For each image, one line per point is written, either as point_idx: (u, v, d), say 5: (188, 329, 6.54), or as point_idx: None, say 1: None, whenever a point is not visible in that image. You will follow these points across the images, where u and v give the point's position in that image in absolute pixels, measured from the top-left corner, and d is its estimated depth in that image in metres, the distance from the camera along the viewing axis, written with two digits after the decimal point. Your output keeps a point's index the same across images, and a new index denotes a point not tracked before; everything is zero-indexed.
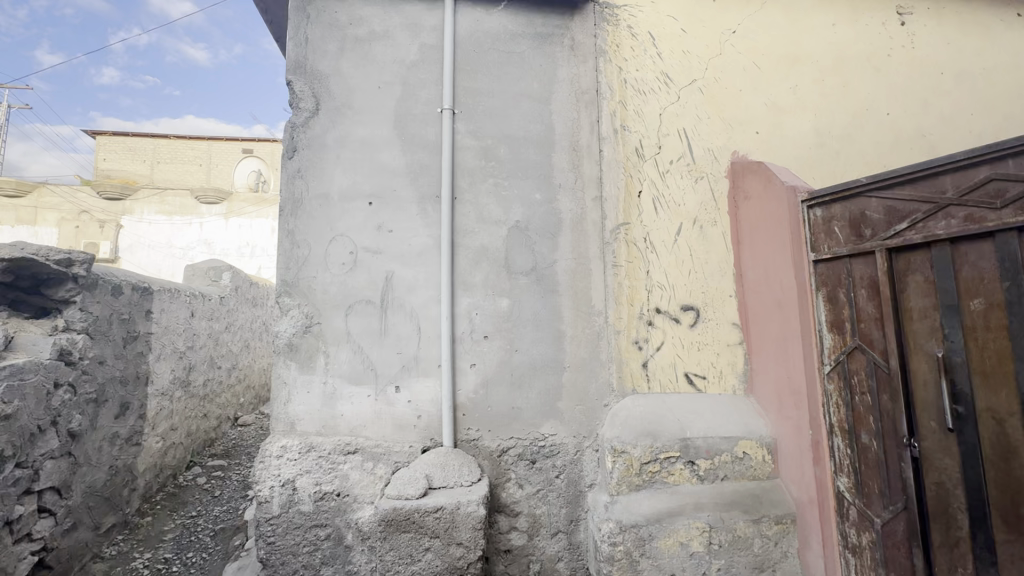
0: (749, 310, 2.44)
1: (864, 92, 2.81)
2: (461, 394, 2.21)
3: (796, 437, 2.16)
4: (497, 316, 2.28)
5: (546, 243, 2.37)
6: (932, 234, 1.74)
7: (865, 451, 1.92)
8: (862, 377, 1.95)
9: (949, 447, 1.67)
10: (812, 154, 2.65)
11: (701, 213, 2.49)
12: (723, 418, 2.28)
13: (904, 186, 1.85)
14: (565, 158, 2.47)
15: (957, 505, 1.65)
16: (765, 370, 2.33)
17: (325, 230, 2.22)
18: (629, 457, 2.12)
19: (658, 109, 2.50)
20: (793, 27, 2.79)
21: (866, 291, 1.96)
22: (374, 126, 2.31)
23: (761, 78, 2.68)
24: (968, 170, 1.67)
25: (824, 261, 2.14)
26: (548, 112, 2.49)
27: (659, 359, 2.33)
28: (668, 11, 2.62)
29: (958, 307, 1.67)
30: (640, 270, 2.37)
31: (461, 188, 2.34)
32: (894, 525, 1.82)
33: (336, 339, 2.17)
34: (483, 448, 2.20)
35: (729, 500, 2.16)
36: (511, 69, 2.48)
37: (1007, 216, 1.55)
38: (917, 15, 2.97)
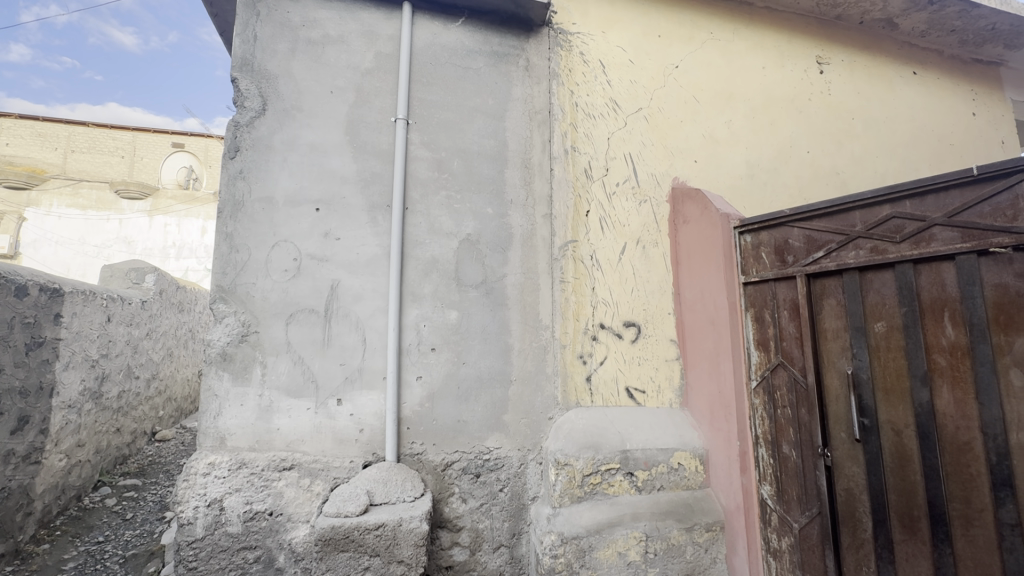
0: (685, 328, 2.59)
1: (788, 130, 3.08)
2: (406, 407, 2.17)
3: (725, 449, 2.29)
4: (445, 328, 2.27)
5: (496, 257, 2.40)
6: (844, 263, 1.94)
7: (786, 461, 2.08)
8: (784, 391, 2.12)
9: (856, 455, 1.85)
10: (743, 184, 2.87)
11: (644, 234, 2.62)
12: (660, 430, 2.38)
13: (821, 218, 2.06)
14: (517, 175, 2.52)
15: (862, 509, 1.83)
16: (698, 385, 2.47)
17: (268, 236, 2.13)
18: (572, 470, 2.16)
19: (606, 133, 2.62)
20: (728, 66, 3.03)
21: (788, 313, 2.14)
22: (325, 131, 2.26)
23: (700, 111, 2.88)
24: (873, 208, 1.88)
25: (752, 283, 2.31)
26: (501, 129, 2.54)
27: (602, 373, 2.41)
28: (617, 42, 2.76)
29: (865, 329, 1.87)
30: (586, 287, 2.45)
31: (413, 199, 2.33)
32: (810, 529, 1.97)
33: (275, 349, 2.07)
34: (427, 462, 2.16)
35: (665, 510, 2.24)
36: (467, 84, 2.51)
37: (905, 249, 1.76)
38: (833, 66, 3.31)
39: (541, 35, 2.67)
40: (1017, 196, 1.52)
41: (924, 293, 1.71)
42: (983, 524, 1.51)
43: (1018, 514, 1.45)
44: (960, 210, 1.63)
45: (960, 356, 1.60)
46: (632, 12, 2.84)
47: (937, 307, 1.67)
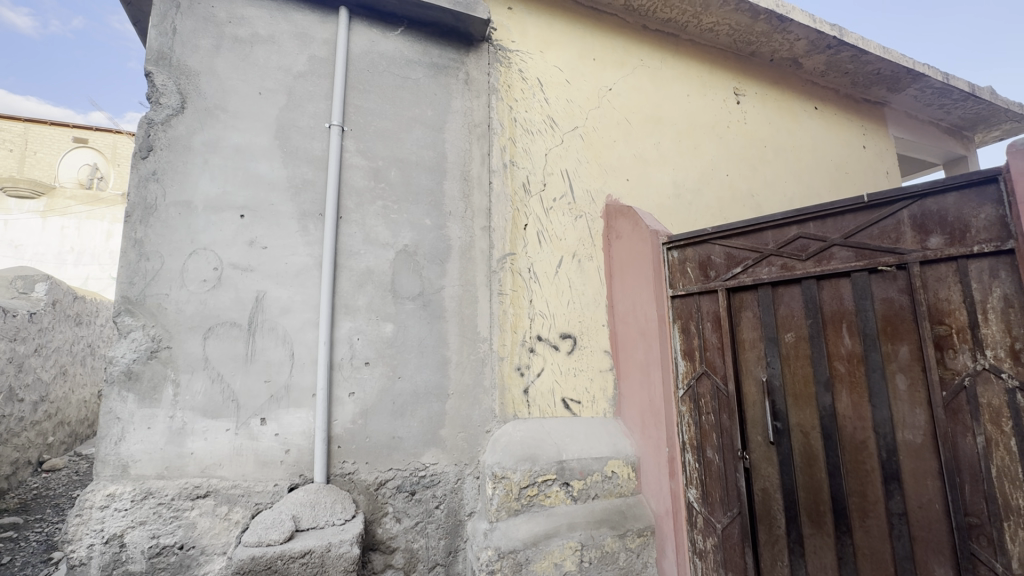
0: (619, 339, 2.68)
1: (710, 154, 3.32)
2: (337, 425, 2.07)
3: (655, 456, 2.38)
4: (380, 342, 2.20)
5: (434, 269, 2.37)
6: (759, 278, 2.12)
7: (710, 465, 2.21)
8: (708, 398, 2.25)
9: (771, 456, 2.02)
10: (670, 202, 3.04)
11: (580, 248, 2.70)
12: (595, 439, 2.44)
13: (738, 237, 2.23)
14: (456, 187, 2.52)
15: (776, 507, 1.99)
16: (631, 395, 2.56)
17: (184, 243, 1.97)
18: (509, 483, 2.16)
19: (544, 149, 2.69)
20: (657, 92, 3.22)
21: (710, 324, 2.29)
22: (252, 134, 2.14)
23: (631, 132, 3.03)
24: (783, 229, 2.08)
25: (679, 296, 2.44)
26: (440, 140, 2.53)
27: (539, 384, 2.44)
28: (554, 62, 2.85)
29: (777, 339, 2.05)
30: (524, 299, 2.48)
31: (347, 208, 2.25)
32: (731, 529, 2.10)
33: (190, 366, 1.91)
34: (359, 482, 2.07)
35: (599, 518, 2.29)
36: (405, 93, 2.48)
37: (810, 267, 1.97)
38: (748, 98, 3.61)
39: (481, 50, 2.70)
40: (899, 221, 1.78)
41: (826, 307, 1.93)
42: (877, 514, 1.73)
43: (904, 503, 1.67)
44: (855, 232, 1.87)
45: (856, 363, 1.83)
46: (568, 34, 2.95)
47: (837, 319, 1.89)
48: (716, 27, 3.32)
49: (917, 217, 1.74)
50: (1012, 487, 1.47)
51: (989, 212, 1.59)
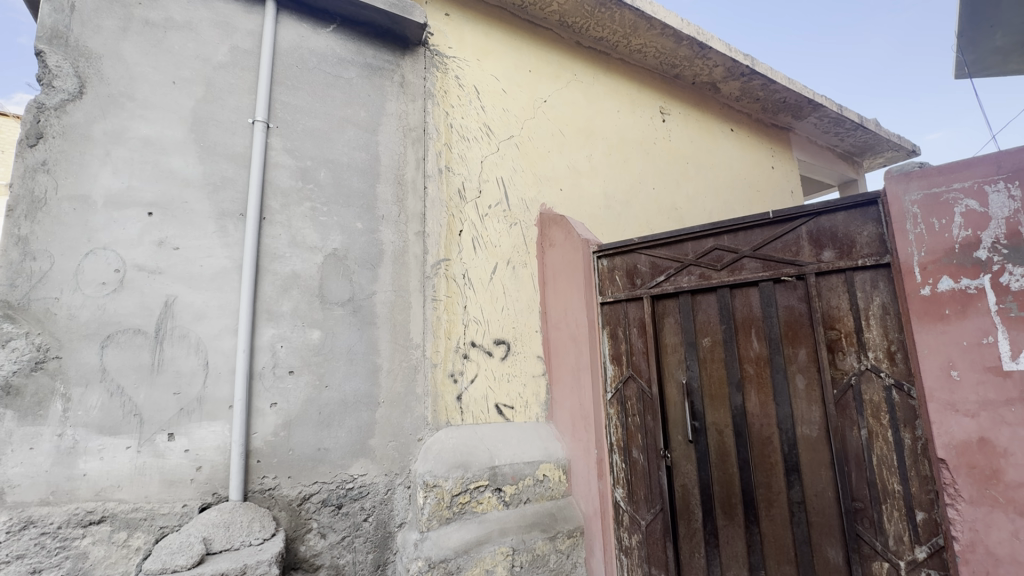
0: (551, 345, 2.74)
1: (638, 168, 3.50)
2: (256, 438, 1.94)
3: (585, 458, 2.45)
4: (306, 349, 2.10)
5: (365, 274, 2.31)
6: (680, 286, 2.30)
7: (635, 465, 2.35)
8: (634, 401, 2.39)
9: (689, 454, 2.19)
10: (601, 213, 3.17)
11: (514, 255, 2.74)
12: (527, 443, 2.48)
13: (662, 247, 2.40)
14: (389, 191, 2.46)
15: (694, 501, 2.17)
16: (562, 399, 2.62)
17: (79, 242, 1.78)
18: (440, 491, 2.13)
19: (480, 156, 2.71)
20: (590, 106, 3.35)
21: (636, 330, 2.43)
22: (164, 126, 1.98)
23: (565, 144, 3.13)
24: (701, 241, 2.27)
25: (608, 303, 2.56)
26: (373, 143, 2.46)
27: (472, 391, 2.43)
28: (491, 71, 2.89)
29: (696, 343, 2.23)
30: (458, 305, 2.47)
31: (272, 208, 2.14)
32: (654, 525, 2.25)
33: (84, 378, 1.72)
34: (280, 498, 1.95)
35: (531, 521, 2.32)
36: (337, 92, 2.41)
37: (724, 276, 2.18)
38: (673, 117, 3.85)
39: (417, 54, 2.68)
40: (799, 236, 2.02)
41: (738, 313, 2.14)
42: (780, 503, 1.94)
43: (802, 492, 1.90)
44: (763, 245, 2.10)
45: (762, 365, 2.05)
46: (505, 44, 3.00)
47: (747, 324, 2.11)
48: (644, 48, 3.52)
49: (813, 233, 1.99)
50: (888, 473, 1.73)
51: (870, 231, 1.86)
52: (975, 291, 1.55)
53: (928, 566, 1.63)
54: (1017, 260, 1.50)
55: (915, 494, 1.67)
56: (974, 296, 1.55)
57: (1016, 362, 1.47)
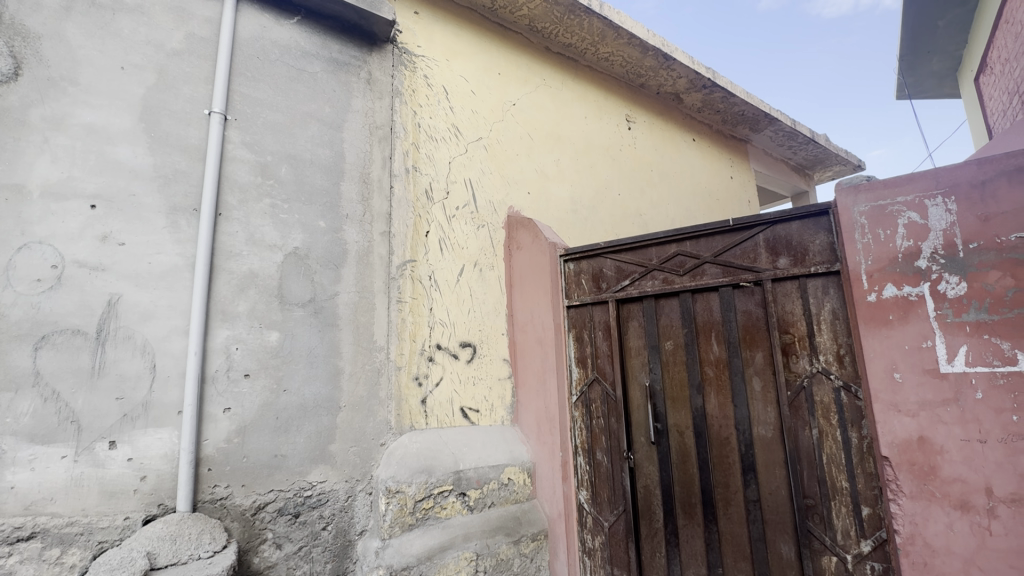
0: (517, 348, 2.74)
1: (605, 174, 3.56)
2: (207, 446, 1.84)
3: (550, 460, 2.46)
4: (263, 352, 2.02)
5: (328, 274, 2.24)
6: (644, 291, 2.35)
7: (599, 467, 2.38)
8: (598, 403, 2.42)
9: (651, 455, 2.24)
10: (568, 217, 3.20)
11: (481, 257, 2.72)
12: (492, 447, 2.46)
13: (627, 252, 2.44)
14: (354, 189, 2.40)
15: (655, 502, 2.21)
16: (528, 402, 2.62)
17: (11, 235, 1.65)
18: (403, 497, 2.09)
19: (448, 157, 2.68)
20: (558, 111, 3.39)
21: (601, 333, 2.46)
22: (110, 113, 1.86)
23: (533, 147, 3.15)
24: (664, 246, 2.33)
25: (574, 307, 2.59)
26: (338, 140, 2.40)
27: (437, 395, 2.40)
28: (460, 71, 2.87)
29: (658, 346, 2.29)
30: (424, 307, 2.43)
31: (229, 204, 2.04)
32: (617, 526, 2.28)
33: (14, 382, 1.59)
34: (233, 508, 1.86)
35: (495, 526, 2.30)
36: (300, 86, 2.33)
37: (686, 281, 2.24)
38: (638, 124, 3.94)
39: (385, 51, 2.62)
40: (756, 243, 2.10)
41: (699, 317, 2.20)
42: (736, 502, 2.01)
43: (758, 491, 1.97)
44: (723, 251, 2.17)
45: (721, 368, 2.11)
46: (474, 45, 2.99)
47: (707, 328, 2.17)
48: (611, 57, 3.58)
49: (770, 241, 2.07)
50: (837, 471, 1.81)
51: (822, 239, 1.95)
52: (916, 298, 1.67)
53: (872, 559, 1.73)
54: (953, 270, 1.63)
55: (861, 490, 1.77)
56: (915, 303, 1.67)
57: (952, 365, 1.59)
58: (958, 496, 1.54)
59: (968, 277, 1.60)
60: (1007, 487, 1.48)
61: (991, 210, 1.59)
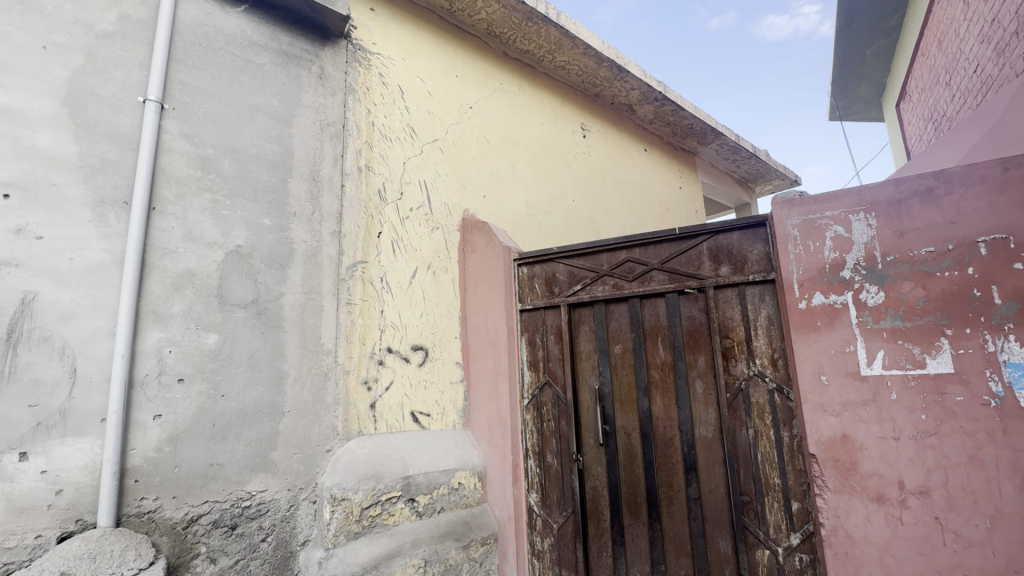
0: (470, 351, 2.73)
1: (560, 180, 3.62)
2: (133, 456, 1.72)
3: (500, 464, 2.46)
4: (200, 355, 1.90)
5: (272, 274, 2.15)
6: (595, 295, 2.40)
7: (549, 469, 2.41)
8: (549, 406, 2.46)
9: (600, 456, 2.29)
10: (523, 221, 3.23)
11: (435, 259, 2.70)
12: (443, 451, 2.44)
13: (579, 257, 2.49)
14: (303, 187, 2.31)
15: (602, 502, 2.26)
16: (479, 405, 2.62)
17: None
18: (349, 504, 2.03)
19: (402, 157, 2.64)
20: (515, 116, 3.42)
21: (553, 337, 2.50)
22: (30, 96, 1.72)
23: (490, 151, 3.16)
24: (614, 252, 2.40)
25: (527, 311, 2.61)
26: (287, 135, 2.31)
27: (387, 399, 2.35)
28: (417, 71, 2.84)
29: (608, 350, 2.35)
30: (374, 309, 2.38)
31: (164, 198, 1.91)
32: (566, 527, 2.32)
33: None
34: (162, 522, 1.74)
35: (444, 531, 2.27)
36: (246, 78, 2.23)
37: (635, 287, 2.31)
38: (593, 133, 4.03)
39: (339, 46, 2.56)
40: (700, 252, 2.19)
41: (647, 322, 2.28)
42: (679, 500, 2.09)
43: (699, 489, 2.05)
44: (669, 258, 2.26)
45: (667, 371, 2.19)
46: (432, 46, 2.97)
47: (654, 333, 2.25)
48: (567, 65, 3.65)
49: (713, 249, 2.17)
50: (771, 469, 1.92)
51: (759, 249, 2.07)
52: (840, 305, 1.80)
53: (801, 551, 1.84)
54: (873, 281, 1.77)
55: (791, 486, 1.88)
56: (840, 310, 1.80)
57: (871, 368, 1.73)
58: (874, 489, 1.68)
59: (885, 287, 1.74)
60: (916, 480, 1.62)
61: (905, 226, 1.74)
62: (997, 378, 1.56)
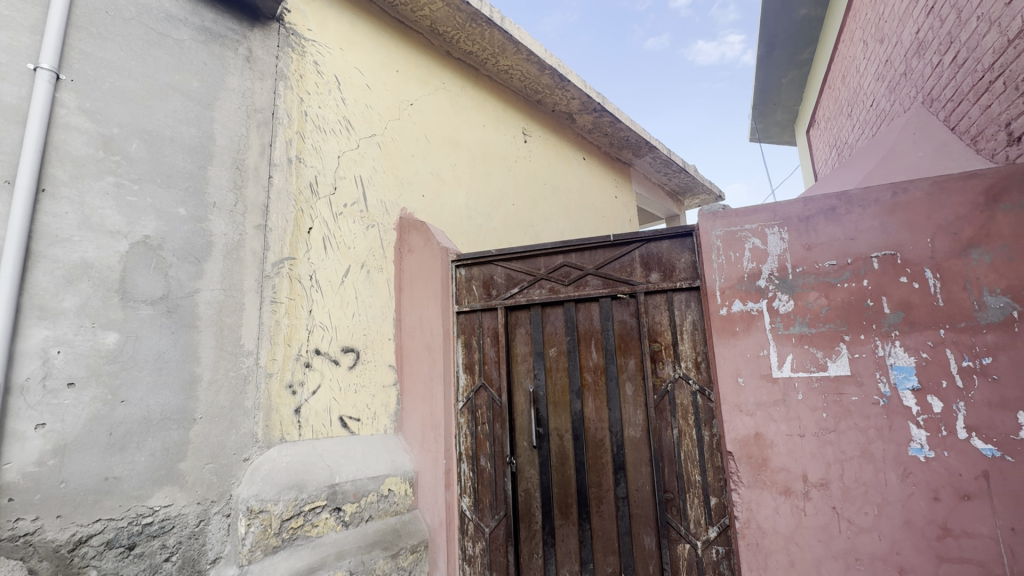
0: (404, 353, 2.66)
1: (500, 182, 3.63)
2: (7, 472, 1.49)
3: (433, 468, 2.42)
4: (96, 357, 1.70)
5: (186, 268, 1.97)
6: (532, 299, 2.43)
7: (482, 473, 2.40)
8: (484, 409, 2.45)
9: (533, 458, 2.31)
10: (462, 223, 3.20)
11: (369, 258, 2.60)
12: (373, 457, 2.35)
13: (517, 261, 2.51)
14: (224, 175, 2.14)
15: (534, 504, 2.28)
16: (413, 408, 2.55)
17: None
18: (267, 517, 1.90)
19: (337, 151, 2.53)
20: (457, 116, 3.39)
21: (490, 340, 2.50)
22: None
23: (430, 150, 3.10)
24: (551, 257, 2.43)
25: (464, 313, 2.59)
26: (207, 119, 2.13)
27: (313, 403, 2.23)
28: (355, 63, 2.74)
29: (543, 353, 2.37)
30: (302, 309, 2.25)
31: (56, 178, 1.70)
32: (498, 531, 2.31)
33: None
34: (42, 545, 1.53)
35: (371, 540, 2.19)
36: (160, 53, 2.03)
37: (570, 290, 2.36)
38: (534, 138, 4.08)
39: (269, 29, 2.40)
40: (633, 259, 2.28)
41: (581, 325, 2.33)
42: (607, 500, 2.15)
43: (626, 488, 2.12)
44: (604, 264, 2.32)
45: (599, 374, 2.25)
46: (372, 38, 2.87)
47: (588, 336, 2.30)
48: (510, 70, 3.67)
49: (644, 256, 2.26)
50: (692, 467, 2.03)
51: (686, 258, 2.18)
52: (756, 312, 1.93)
53: (717, 543, 1.95)
54: (784, 290, 1.91)
55: (710, 482, 1.99)
56: (755, 317, 1.93)
57: (781, 370, 1.87)
58: (782, 483, 1.81)
59: (795, 296, 1.90)
60: (818, 474, 1.78)
61: (812, 241, 1.90)
62: (884, 379, 1.75)
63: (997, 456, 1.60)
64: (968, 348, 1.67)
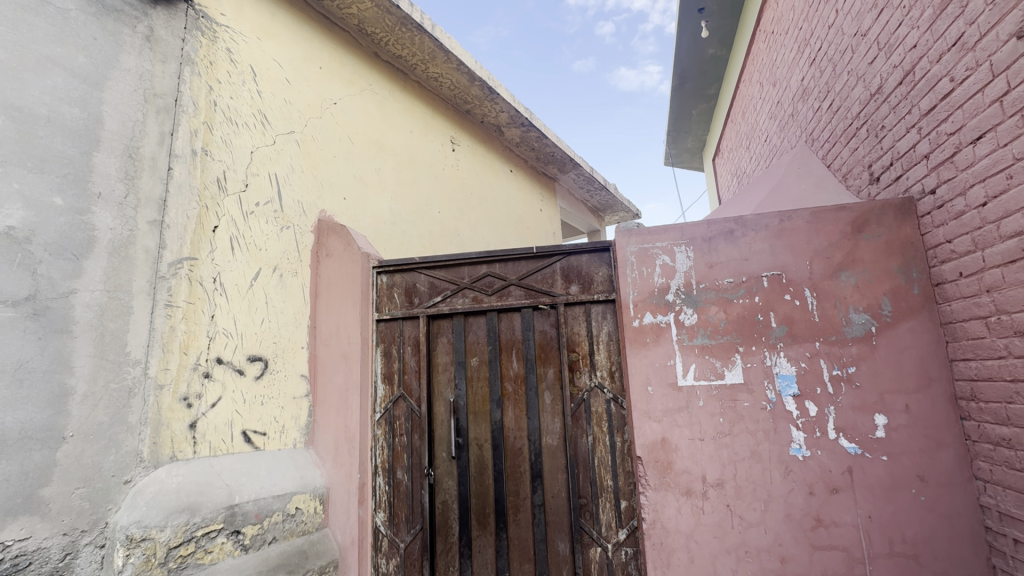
0: (318, 362, 2.52)
1: (426, 189, 3.59)
2: None
3: (346, 483, 2.32)
4: None
5: (60, 266, 1.73)
6: (454, 308, 2.42)
7: (399, 485, 2.34)
8: (402, 420, 2.40)
9: (451, 469, 2.29)
10: (385, 228, 3.12)
11: (282, 261, 2.45)
12: (279, 474, 2.20)
13: (441, 269, 2.49)
14: (113, 163, 1.92)
15: (452, 516, 2.26)
16: (326, 421, 2.43)
17: None
18: (150, 545, 1.71)
19: (250, 145, 2.37)
20: (383, 119, 3.31)
21: (410, 348, 2.45)
22: None
23: (353, 152, 3.00)
24: (475, 266, 2.44)
25: (384, 321, 2.54)
26: (94, 100, 1.90)
27: (212, 417, 2.03)
28: (273, 55, 2.59)
29: (465, 362, 2.37)
30: (203, 314, 2.05)
31: None
32: (413, 546, 2.26)
33: None
34: None
35: (274, 564, 2.03)
36: (37, 20, 1.78)
37: (493, 300, 2.39)
38: (462, 148, 4.09)
39: (175, 8, 2.18)
40: (554, 271, 2.35)
41: (503, 335, 2.35)
42: (524, 508, 2.18)
43: (543, 495, 2.17)
44: (526, 275, 2.37)
45: (519, 383, 2.29)
46: (293, 31, 2.73)
47: (509, 346, 2.33)
48: (440, 78, 3.66)
49: (565, 269, 2.34)
50: (605, 472, 2.12)
51: (603, 272, 2.29)
52: (665, 325, 2.07)
53: (626, 544, 2.05)
54: (689, 304, 2.07)
55: (621, 486, 2.09)
56: (664, 329, 2.07)
57: (685, 378, 2.01)
58: (684, 485, 1.94)
59: (698, 310, 2.06)
60: (715, 474, 1.93)
61: (714, 260, 2.08)
62: (771, 387, 1.94)
63: (859, 454, 1.85)
64: (838, 359, 1.91)
